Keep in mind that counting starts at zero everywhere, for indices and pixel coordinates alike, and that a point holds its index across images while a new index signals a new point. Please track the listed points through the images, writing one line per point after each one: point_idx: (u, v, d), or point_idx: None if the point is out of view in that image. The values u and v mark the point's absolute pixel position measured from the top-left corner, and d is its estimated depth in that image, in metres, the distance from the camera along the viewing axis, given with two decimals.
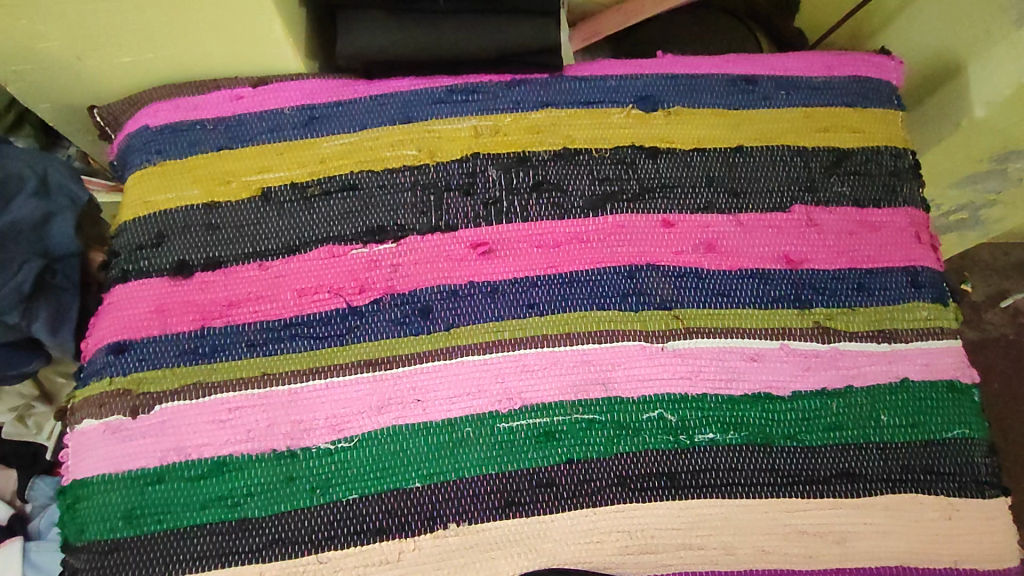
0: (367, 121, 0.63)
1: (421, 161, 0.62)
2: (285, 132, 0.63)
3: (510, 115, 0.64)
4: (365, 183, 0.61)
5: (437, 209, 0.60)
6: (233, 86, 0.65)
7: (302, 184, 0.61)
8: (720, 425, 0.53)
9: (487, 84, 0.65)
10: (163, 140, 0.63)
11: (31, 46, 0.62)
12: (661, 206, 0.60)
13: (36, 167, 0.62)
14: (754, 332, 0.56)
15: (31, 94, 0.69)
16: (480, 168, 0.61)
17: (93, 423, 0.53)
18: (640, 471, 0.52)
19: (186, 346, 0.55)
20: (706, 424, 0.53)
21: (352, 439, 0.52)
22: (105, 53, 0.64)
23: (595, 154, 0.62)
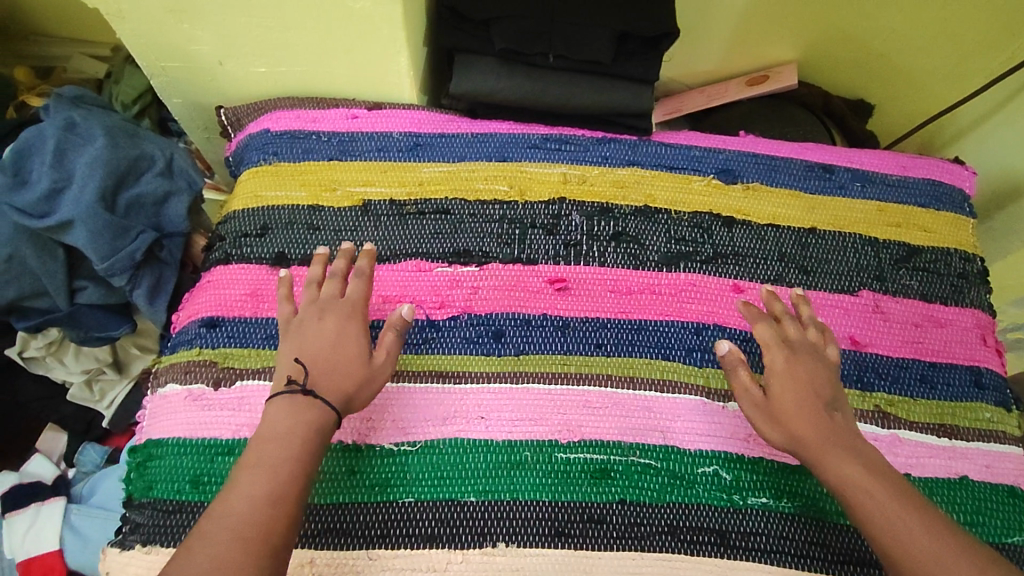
0: (466, 154, 0.69)
1: (511, 198, 0.66)
2: (390, 153, 0.68)
3: (597, 168, 0.68)
4: (456, 210, 0.66)
5: (519, 243, 0.64)
6: (349, 105, 0.71)
7: (400, 202, 0.66)
8: (774, 491, 0.54)
9: (580, 137, 0.70)
10: (280, 143, 0.69)
11: (185, 47, 0.69)
12: (733, 272, 0.63)
13: (165, 151, 0.68)
14: None
15: (169, 88, 0.76)
16: (565, 212, 0.66)
17: (176, 388, 0.57)
18: (689, 524, 0.52)
19: (272, 332, 0.59)
20: (759, 487, 0.54)
21: (415, 444, 0.54)
22: (244, 61, 0.71)
23: (674, 214, 0.66)
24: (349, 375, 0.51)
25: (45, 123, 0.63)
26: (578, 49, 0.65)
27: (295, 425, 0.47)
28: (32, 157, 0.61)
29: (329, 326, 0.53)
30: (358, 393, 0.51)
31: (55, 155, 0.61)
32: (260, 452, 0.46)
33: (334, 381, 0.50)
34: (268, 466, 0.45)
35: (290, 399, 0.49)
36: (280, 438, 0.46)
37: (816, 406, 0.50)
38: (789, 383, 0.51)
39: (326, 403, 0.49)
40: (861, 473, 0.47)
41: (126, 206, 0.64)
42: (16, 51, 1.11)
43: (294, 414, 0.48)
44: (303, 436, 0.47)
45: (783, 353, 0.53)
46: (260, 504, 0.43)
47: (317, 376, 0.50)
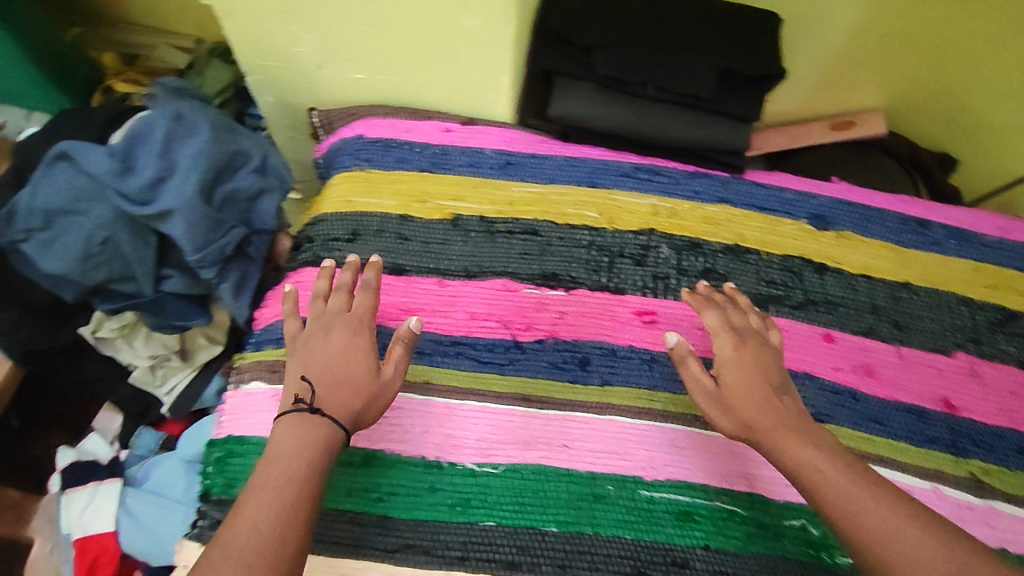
0: (557, 177, 0.68)
1: (600, 225, 0.66)
2: (482, 170, 0.68)
3: (688, 203, 0.67)
4: (545, 232, 0.65)
5: (607, 271, 0.64)
6: (443, 119, 0.71)
7: (489, 219, 0.66)
8: None
9: (672, 170, 0.69)
10: (373, 150, 0.69)
11: (287, 48, 0.70)
12: (824, 320, 0.62)
13: (260, 149, 0.68)
14: (907, 468, 0.55)
15: (263, 86, 0.77)
16: (654, 244, 0.65)
17: (262, 386, 0.57)
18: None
19: None
20: None
21: (497, 466, 0.54)
22: (343, 66, 0.71)
23: (765, 256, 0.64)
24: (355, 390, 0.50)
25: (153, 113, 0.64)
26: (680, 80, 0.63)
27: (304, 444, 0.45)
28: (139, 145, 0.62)
29: (336, 341, 0.52)
30: (367, 408, 0.50)
31: (162, 144, 0.62)
32: (268, 472, 0.44)
33: (342, 397, 0.49)
34: (276, 490, 0.42)
35: (300, 419, 0.47)
36: (289, 457, 0.44)
37: (765, 390, 0.49)
38: (736, 369, 0.50)
39: (335, 420, 0.47)
40: (813, 451, 0.45)
41: (222, 200, 0.64)
42: (105, 37, 1.14)
43: (302, 434, 0.46)
44: (314, 455, 0.45)
45: (729, 339, 0.52)
46: (264, 532, 0.40)
47: (325, 394, 0.49)
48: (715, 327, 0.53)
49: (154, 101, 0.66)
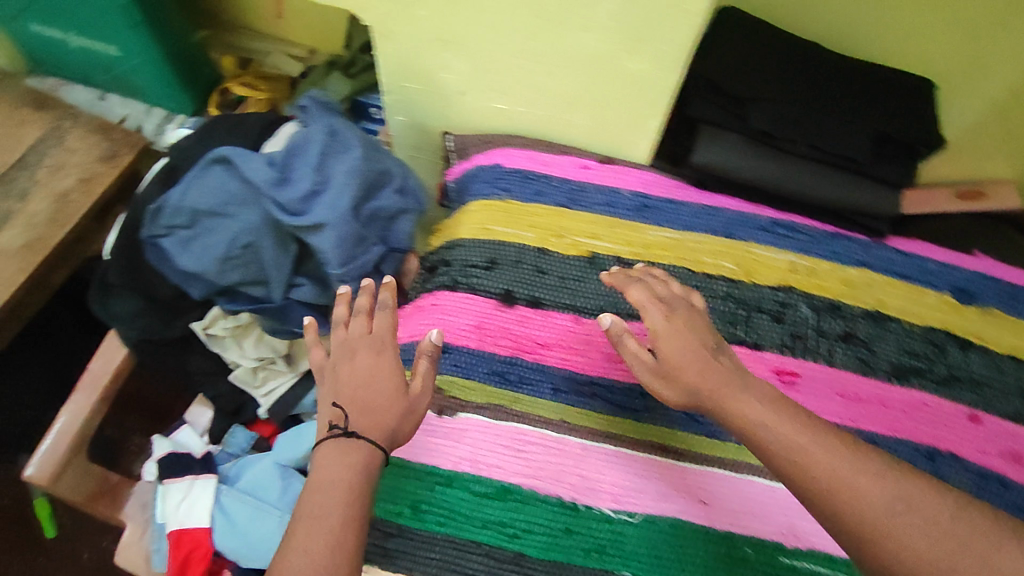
0: (693, 224, 0.68)
1: (738, 277, 0.66)
2: (619, 210, 0.69)
3: (828, 263, 0.67)
4: (682, 278, 0.65)
5: (744, 324, 0.63)
6: (581, 155, 0.72)
7: (627, 260, 0.66)
8: None
9: (811, 229, 0.68)
10: (511, 180, 0.70)
11: (435, 74, 0.71)
12: (969, 399, 0.60)
13: (401, 169, 0.69)
14: None
15: (398, 106, 0.78)
16: (792, 302, 0.65)
17: None
18: None
19: (496, 369, 0.60)
20: None
21: (634, 516, 0.54)
22: (486, 95, 0.71)
23: (907, 326, 0.64)
24: (387, 411, 0.50)
25: (311, 127, 0.65)
26: (837, 142, 0.63)
27: (346, 471, 0.46)
28: (295, 156, 0.63)
29: (362, 365, 0.52)
30: (401, 426, 0.50)
31: (319, 158, 0.63)
32: (313, 503, 0.44)
33: (376, 421, 0.49)
34: (321, 522, 0.43)
35: (338, 446, 0.48)
36: (331, 486, 0.45)
37: (705, 359, 0.46)
38: (672, 339, 0.48)
39: (373, 444, 0.48)
40: (759, 407, 0.44)
41: (367, 217, 0.65)
42: (228, 41, 1.18)
43: (342, 462, 0.47)
44: (356, 482, 0.46)
45: (662, 310, 0.49)
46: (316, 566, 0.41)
47: (358, 417, 0.49)
48: (641, 301, 0.50)
49: (309, 112, 0.67)
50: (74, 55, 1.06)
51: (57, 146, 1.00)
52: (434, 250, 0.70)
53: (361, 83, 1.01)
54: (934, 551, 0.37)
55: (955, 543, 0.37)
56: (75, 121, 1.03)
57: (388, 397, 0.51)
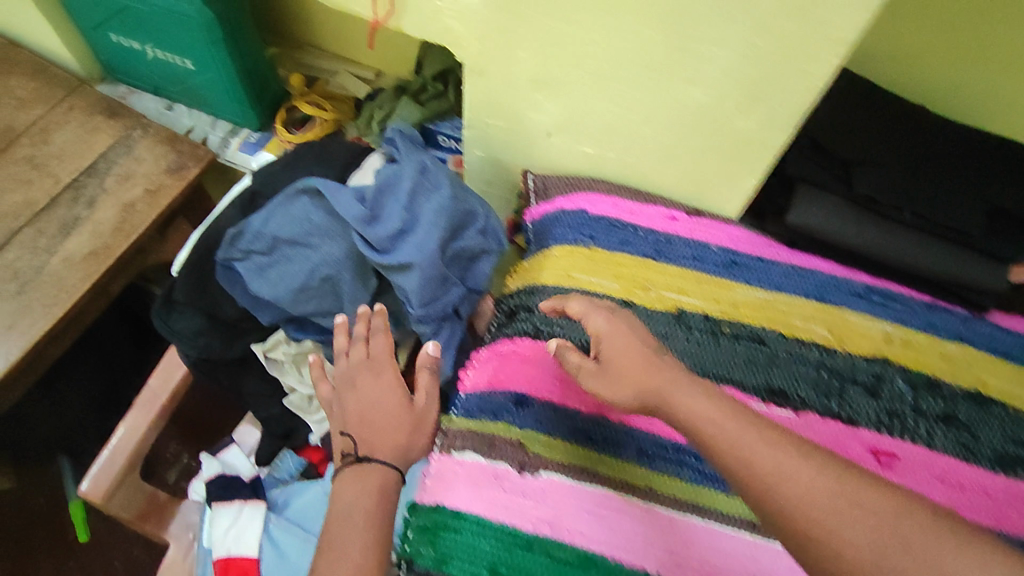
0: (783, 284, 0.66)
1: (830, 345, 0.63)
2: (707, 266, 0.67)
3: (926, 336, 0.64)
4: (772, 342, 0.63)
5: (837, 397, 0.61)
6: (669, 205, 0.70)
7: (715, 318, 0.64)
8: None
9: (906, 297, 0.66)
10: (596, 227, 0.68)
11: (522, 113, 0.69)
12: None
13: (485, 209, 0.67)
14: None
15: (477, 141, 0.76)
16: (889, 376, 0.62)
17: (479, 459, 0.58)
18: None
19: (582, 428, 0.59)
20: None
21: None
22: (574, 138, 0.69)
23: (1010, 411, 0.61)
24: (397, 425, 0.58)
25: (401, 165, 0.64)
26: (946, 212, 0.61)
27: (365, 491, 0.53)
28: (385, 193, 0.62)
29: (366, 389, 0.60)
30: (410, 438, 0.58)
31: (409, 197, 0.62)
32: (337, 530, 0.50)
33: (384, 437, 0.57)
34: (349, 539, 0.49)
35: (356, 469, 0.55)
36: (351, 509, 0.52)
37: (638, 353, 0.50)
38: (611, 339, 0.52)
39: (384, 461, 0.55)
40: (704, 404, 0.44)
41: (450, 258, 0.64)
42: (296, 59, 1.18)
43: (361, 482, 0.54)
44: (376, 499, 0.53)
45: (602, 315, 0.54)
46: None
47: (366, 439, 0.57)
48: (580, 308, 0.56)
49: (398, 147, 0.66)
50: (147, 66, 1.08)
51: (125, 155, 1.00)
52: (515, 292, 0.70)
53: (431, 111, 0.99)
54: (878, 552, 0.36)
55: (905, 546, 0.36)
56: (144, 130, 1.03)
57: (393, 414, 0.58)
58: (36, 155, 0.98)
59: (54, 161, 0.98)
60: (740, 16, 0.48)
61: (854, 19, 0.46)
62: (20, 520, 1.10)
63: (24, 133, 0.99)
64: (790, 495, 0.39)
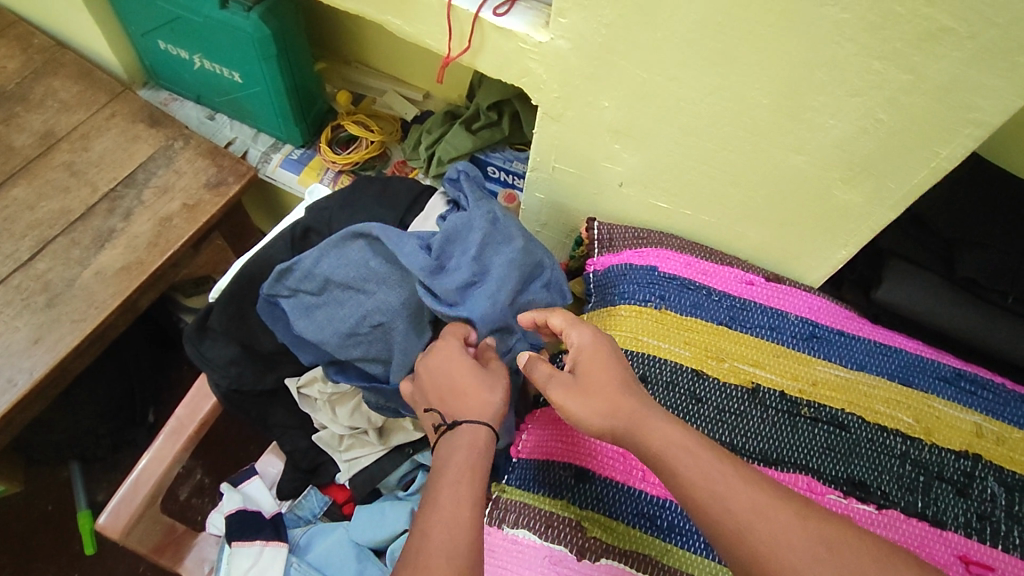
0: (866, 363, 0.62)
1: (916, 435, 0.58)
2: (784, 337, 0.62)
3: (1021, 432, 0.59)
4: (854, 428, 0.58)
5: (923, 494, 0.56)
6: (744, 267, 0.67)
7: (792, 397, 0.60)
8: None
9: (1000, 387, 0.61)
10: (667, 286, 0.65)
11: (596, 162, 0.67)
12: None
13: (550, 259, 0.63)
14: None
15: (541, 184, 0.74)
16: (980, 474, 0.57)
17: (534, 539, 0.53)
18: None
19: (645, 510, 0.54)
20: None
21: None
22: (648, 192, 0.67)
23: None
24: (477, 388, 0.51)
25: (470, 213, 0.60)
26: None
27: (457, 449, 0.47)
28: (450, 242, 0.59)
29: (440, 358, 0.54)
30: (495, 399, 0.51)
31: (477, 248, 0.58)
32: (430, 493, 0.44)
33: (468, 400, 0.51)
34: (443, 494, 0.43)
35: (447, 439, 0.49)
36: (444, 469, 0.46)
37: (615, 375, 0.49)
38: (591, 357, 0.51)
39: (471, 420, 0.49)
40: (681, 434, 0.44)
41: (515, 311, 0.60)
42: (344, 76, 1.16)
43: (453, 447, 0.48)
44: (469, 454, 0.47)
45: (581, 330, 0.53)
46: (450, 533, 0.41)
47: (449, 406, 0.51)
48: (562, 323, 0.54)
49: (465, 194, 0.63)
50: (193, 76, 1.05)
51: (166, 167, 0.98)
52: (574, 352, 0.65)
53: (482, 140, 0.96)
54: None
55: None
56: (186, 141, 1.00)
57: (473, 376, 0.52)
58: (77, 161, 0.96)
59: (93, 169, 0.95)
60: (869, 91, 0.47)
61: (999, 102, 0.44)
62: (22, 532, 1.06)
63: (64, 138, 0.97)
64: (758, 536, 0.38)
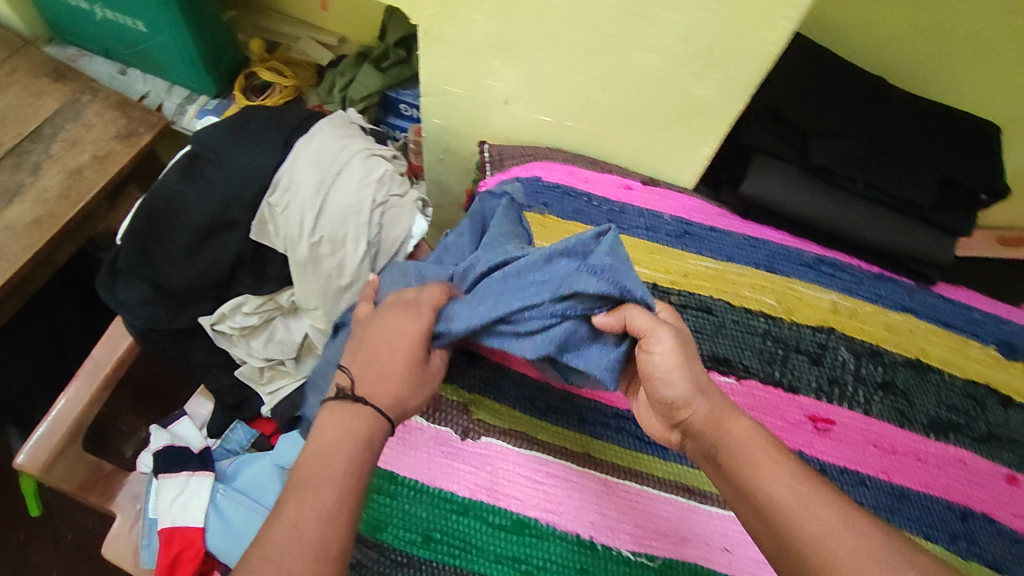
0: (734, 254, 0.66)
1: (778, 314, 0.63)
2: (659, 235, 0.67)
3: (871, 306, 0.65)
4: (720, 311, 0.63)
5: (781, 364, 0.61)
6: (624, 175, 0.70)
7: (664, 288, 0.63)
8: None
9: (855, 269, 0.67)
10: (551, 194, 0.68)
11: (479, 80, 0.68)
12: (1006, 460, 0.59)
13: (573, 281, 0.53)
14: None
15: (435, 109, 0.75)
16: (832, 344, 0.62)
17: (423, 424, 0.56)
18: None
19: (526, 394, 0.59)
20: None
21: (653, 559, 0.52)
22: (532, 107, 0.69)
23: (948, 377, 0.62)
24: (400, 382, 0.49)
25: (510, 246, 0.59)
26: (895, 183, 0.61)
27: (346, 436, 0.46)
28: (521, 272, 0.50)
29: (394, 331, 0.50)
30: (410, 400, 0.50)
31: (554, 295, 0.47)
32: (309, 469, 0.44)
33: (383, 382, 0.48)
34: (322, 487, 0.43)
35: (343, 407, 0.47)
36: (327, 451, 0.44)
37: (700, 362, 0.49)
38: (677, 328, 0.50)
39: (378, 409, 0.47)
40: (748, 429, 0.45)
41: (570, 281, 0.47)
42: (257, 23, 1.14)
43: (343, 422, 0.46)
44: (355, 450, 0.45)
45: (638, 308, 0.47)
46: (305, 530, 0.41)
47: (364, 376, 0.49)
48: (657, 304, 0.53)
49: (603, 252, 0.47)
50: (97, 27, 1.03)
51: (73, 120, 0.96)
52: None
53: (392, 78, 0.98)
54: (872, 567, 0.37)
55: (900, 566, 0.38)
56: (93, 95, 0.99)
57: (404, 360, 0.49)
58: None
59: None
60: None
61: None
62: None
63: None
64: (809, 534, 0.39)
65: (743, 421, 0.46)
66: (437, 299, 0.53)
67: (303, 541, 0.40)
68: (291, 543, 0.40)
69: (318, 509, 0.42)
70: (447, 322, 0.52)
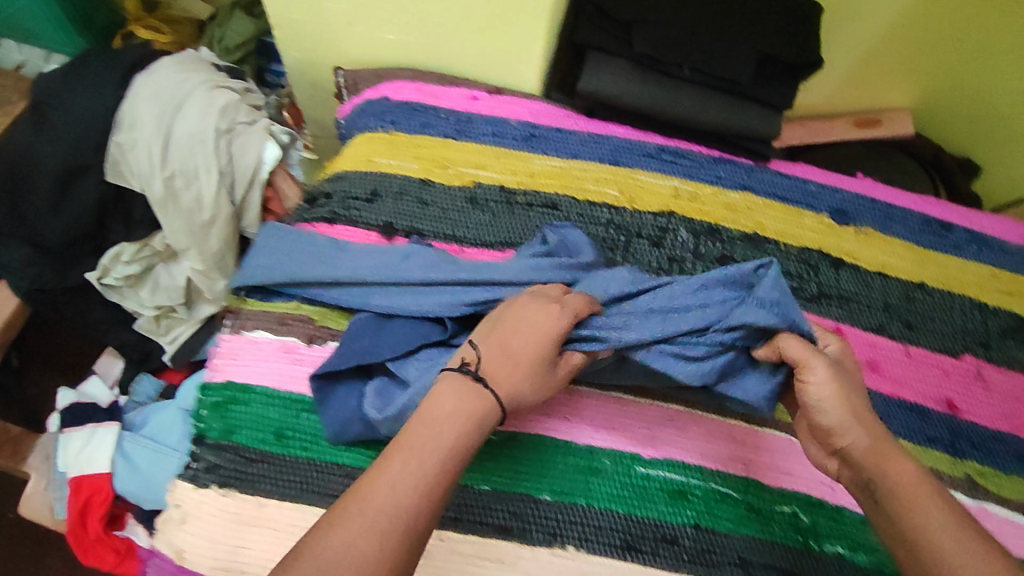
0: (581, 152, 0.68)
1: (620, 204, 0.65)
2: (506, 140, 0.68)
3: (711, 188, 0.68)
4: (565, 206, 0.65)
5: (623, 249, 0.63)
6: (471, 87, 0.72)
7: (510, 189, 0.65)
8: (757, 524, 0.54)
9: (696, 154, 0.70)
10: (398, 112, 0.69)
11: (318, 3, 0.68)
12: (835, 314, 0.62)
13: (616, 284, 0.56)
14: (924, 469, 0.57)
15: (287, 41, 0.74)
16: (672, 226, 0.65)
17: (269, 337, 0.58)
18: (651, 536, 0.53)
19: None
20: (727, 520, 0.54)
21: (498, 433, 0.55)
22: (376, 26, 0.70)
23: (783, 247, 0.65)
24: (532, 375, 0.44)
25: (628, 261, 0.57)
26: (718, 62, 0.63)
27: (465, 415, 0.41)
28: (674, 295, 0.51)
29: (533, 321, 0.46)
30: (528, 393, 0.44)
31: (720, 324, 0.48)
32: (417, 438, 0.39)
33: (509, 372, 0.44)
34: (419, 456, 0.38)
35: (462, 381, 0.43)
36: (441, 428, 0.40)
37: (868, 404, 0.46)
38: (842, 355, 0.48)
39: (497, 398, 0.43)
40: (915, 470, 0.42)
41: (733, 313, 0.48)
42: None
43: (462, 397, 0.42)
44: (468, 436, 0.41)
45: (794, 336, 0.47)
46: (395, 495, 0.37)
47: (489, 357, 0.44)
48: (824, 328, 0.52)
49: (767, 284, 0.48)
50: None
51: None
52: (342, 172, 0.67)
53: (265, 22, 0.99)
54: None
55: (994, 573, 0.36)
56: None
57: (538, 350, 0.45)
58: None
59: None
60: None
61: None
62: None
63: None
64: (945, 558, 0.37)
65: (908, 461, 0.43)
66: (584, 306, 0.48)
67: (387, 501, 0.36)
68: (379, 505, 0.36)
69: (407, 474, 0.38)
70: (594, 328, 0.49)
